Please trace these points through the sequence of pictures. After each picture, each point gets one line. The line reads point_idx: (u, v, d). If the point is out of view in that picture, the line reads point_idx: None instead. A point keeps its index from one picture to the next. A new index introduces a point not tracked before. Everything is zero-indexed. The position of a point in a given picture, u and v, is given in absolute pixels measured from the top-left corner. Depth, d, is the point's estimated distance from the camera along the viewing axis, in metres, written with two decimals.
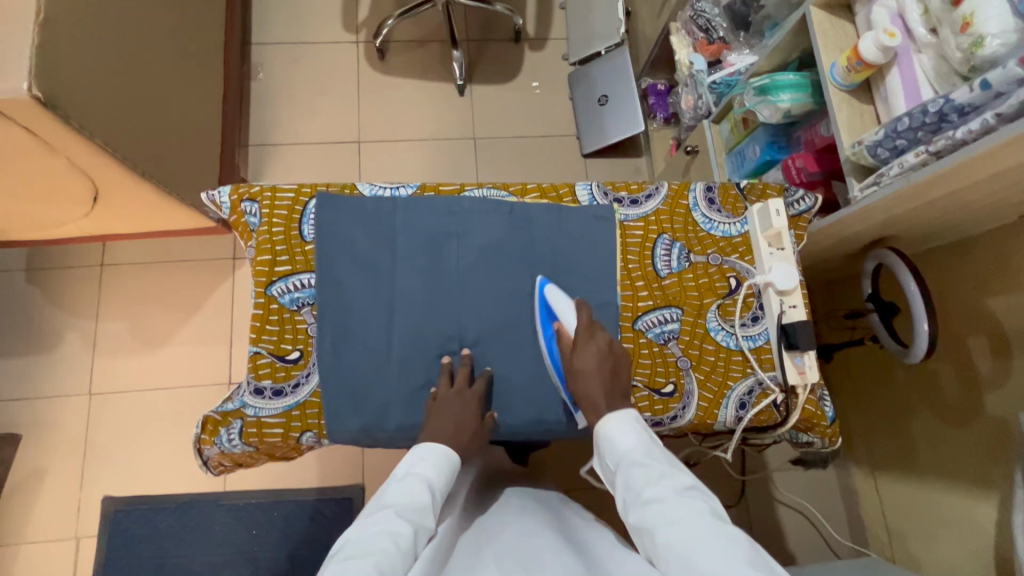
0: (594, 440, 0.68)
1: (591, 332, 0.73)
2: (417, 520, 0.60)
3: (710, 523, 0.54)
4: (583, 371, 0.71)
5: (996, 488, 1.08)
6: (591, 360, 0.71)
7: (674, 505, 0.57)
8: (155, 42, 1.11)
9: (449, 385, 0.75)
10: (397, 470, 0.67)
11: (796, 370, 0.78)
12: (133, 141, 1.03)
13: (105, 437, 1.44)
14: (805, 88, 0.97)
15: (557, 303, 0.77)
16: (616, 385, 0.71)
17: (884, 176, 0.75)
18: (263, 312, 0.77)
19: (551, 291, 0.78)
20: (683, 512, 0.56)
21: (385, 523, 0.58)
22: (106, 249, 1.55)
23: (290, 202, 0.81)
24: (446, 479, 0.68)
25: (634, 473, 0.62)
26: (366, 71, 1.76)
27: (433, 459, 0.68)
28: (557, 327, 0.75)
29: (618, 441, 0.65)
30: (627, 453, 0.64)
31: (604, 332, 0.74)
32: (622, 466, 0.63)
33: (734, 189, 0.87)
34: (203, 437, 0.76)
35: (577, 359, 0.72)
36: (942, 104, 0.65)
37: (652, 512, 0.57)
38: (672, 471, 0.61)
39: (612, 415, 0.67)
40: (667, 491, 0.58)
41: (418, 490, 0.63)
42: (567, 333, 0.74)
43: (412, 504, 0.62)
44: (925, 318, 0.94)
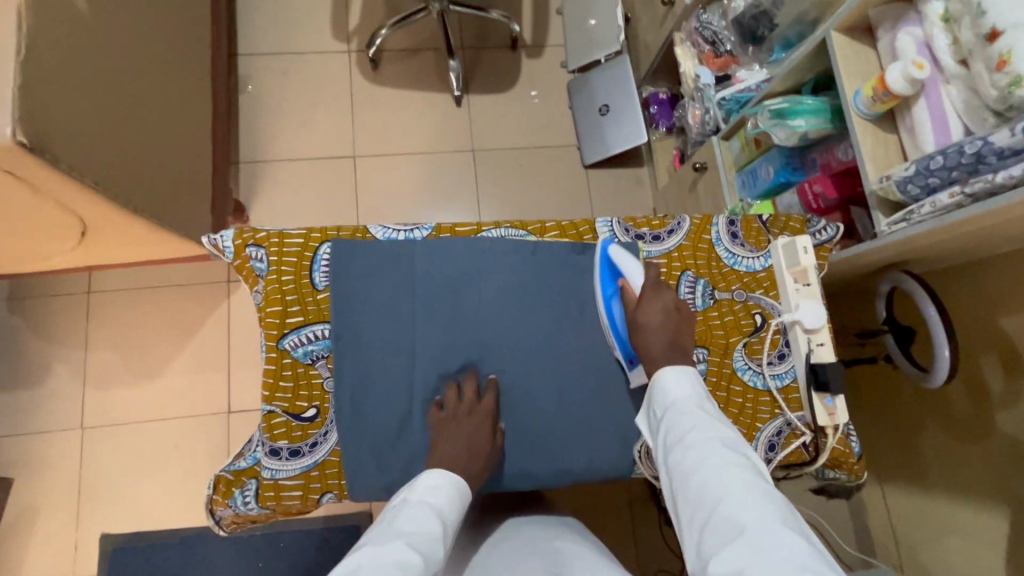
0: (649, 385, 0.69)
1: (659, 289, 0.75)
2: (427, 551, 0.56)
3: (750, 478, 0.53)
4: (647, 325, 0.73)
5: (1008, 504, 1.06)
6: (657, 314, 0.73)
7: (715, 454, 0.56)
8: (140, 66, 1.05)
9: (458, 401, 0.74)
10: (409, 497, 0.64)
11: (826, 411, 0.76)
12: (122, 176, 0.97)
13: (101, 472, 1.39)
14: (823, 113, 0.95)
15: (622, 262, 0.78)
16: (680, 340, 0.73)
17: (914, 214, 0.74)
18: (275, 367, 0.73)
19: (619, 252, 0.79)
20: (723, 463, 0.55)
21: (394, 549, 0.55)
22: (94, 276, 1.48)
23: (299, 249, 0.77)
24: (457, 514, 0.65)
25: (683, 419, 0.62)
26: (359, 82, 1.71)
27: (445, 489, 0.65)
28: (621, 285, 0.77)
29: (672, 390, 0.66)
30: (679, 402, 0.64)
31: (671, 292, 0.76)
32: (673, 411, 0.64)
33: (756, 222, 0.85)
34: (216, 499, 0.72)
35: (641, 314, 0.73)
36: (980, 145, 0.64)
37: (694, 455, 0.57)
38: (720, 426, 0.60)
39: (671, 366, 0.68)
40: (711, 440, 0.58)
41: (428, 519, 0.61)
42: (632, 290, 0.77)
43: (423, 533, 0.58)
44: (945, 344, 0.93)
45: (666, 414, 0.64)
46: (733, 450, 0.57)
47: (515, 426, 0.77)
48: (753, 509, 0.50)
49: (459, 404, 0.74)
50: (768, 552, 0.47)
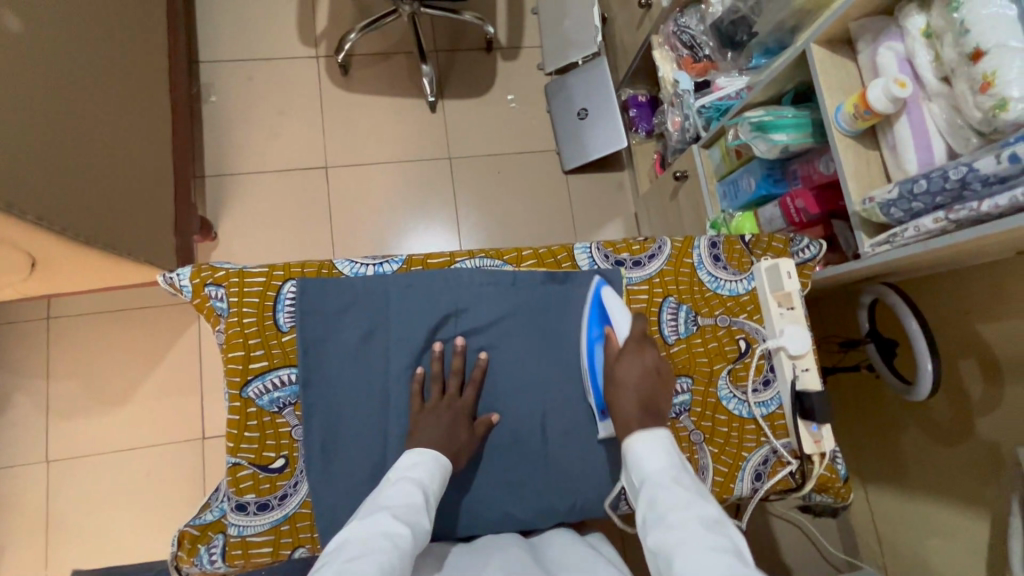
0: (623, 453, 0.66)
1: (641, 347, 0.71)
2: (413, 521, 0.57)
3: (735, 563, 0.50)
4: (622, 382, 0.69)
5: (989, 508, 1.07)
6: (634, 372, 0.70)
7: (698, 537, 0.53)
8: (83, 85, 0.98)
9: (440, 395, 0.72)
10: (390, 475, 0.63)
11: (812, 438, 0.75)
12: (69, 206, 0.92)
13: (69, 507, 1.33)
14: (804, 127, 0.94)
15: (610, 307, 0.75)
16: (654, 404, 0.69)
17: (897, 237, 0.72)
18: (240, 417, 0.69)
19: (608, 294, 0.76)
20: (708, 546, 0.52)
21: (380, 530, 0.55)
22: (53, 301, 1.41)
23: (261, 287, 0.72)
24: (441, 483, 0.64)
25: (661, 495, 0.59)
26: (329, 89, 1.64)
27: (426, 463, 0.64)
28: (606, 333, 0.74)
29: (647, 460, 0.63)
30: (654, 477, 0.61)
31: (654, 349, 0.72)
32: (649, 485, 0.60)
33: (739, 243, 0.83)
34: (181, 556, 0.68)
35: (619, 367, 0.70)
36: (965, 172, 0.62)
37: (671, 541, 0.54)
38: (700, 502, 0.57)
39: (644, 433, 0.65)
40: (692, 521, 0.55)
41: (411, 491, 0.60)
42: (615, 341, 0.73)
43: (409, 506, 0.59)
44: (927, 358, 0.92)
45: (643, 487, 0.61)
46: (717, 531, 0.54)
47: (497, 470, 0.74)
48: None
49: (442, 397, 0.72)
50: None
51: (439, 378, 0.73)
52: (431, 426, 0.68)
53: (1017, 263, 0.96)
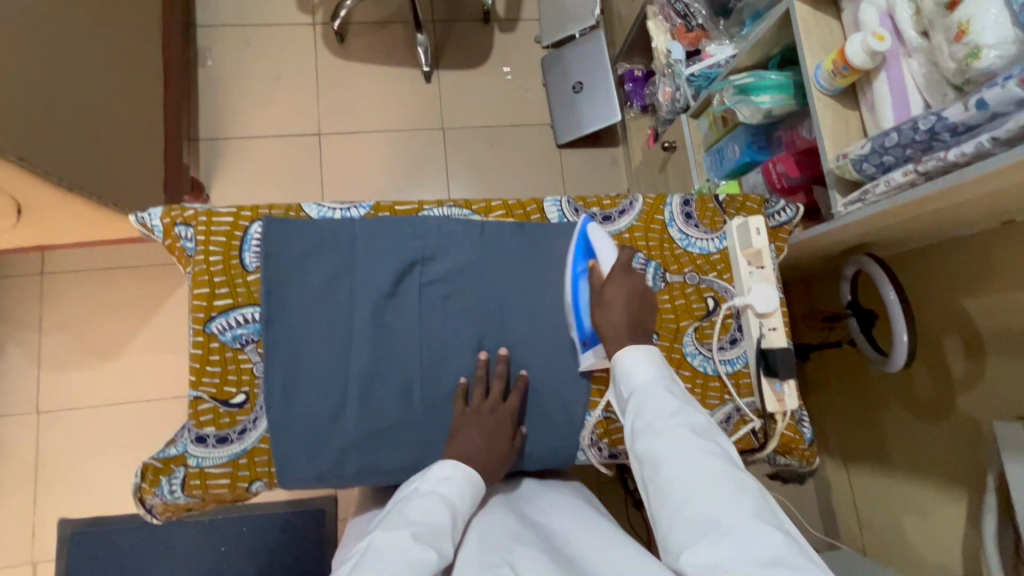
0: (612, 363, 0.66)
1: (630, 272, 0.71)
2: (439, 545, 0.56)
3: (720, 469, 0.53)
4: (612, 304, 0.69)
5: (967, 487, 1.06)
6: (621, 297, 0.69)
7: (687, 442, 0.56)
8: (72, 37, 1.00)
9: (484, 397, 0.72)
10: (420, 486, 0.63)
11: (775, 397, 0.75)
12: (53, 151, 0.93)
13: (57, 457, 1.36)
14: (787, 89, 0.92)
15: (598, 241, 0.73)
16: (641, 326, 0.69)
17: (868, 194, 0.71)
18: (202, 351, 0.70)
19: (595, 232, 0.74)
20: (697, 453, 0.55)
21: (401, 548, 0.54)
22: (47, 256, 1.43)
23: (228, 228, 0.73)
24: (471, 502, 0.64)
25: (651, 403, 0.60)
26: (325, 56, 1.64)
27: (458, 481, 0.64)
28: (591, 265, 0.73)
29: (638, 372, 0.64)
30: (645, 385, 0.62)
31: (640, 276, 0.72)
32: (640, 394, 0.62)
33: (712, 202, 0.82)
34: (143, 487, 0.69)
35: (607, 293, 0.70)
36: (934, 121, 0.61)
37: (662, 445, 0.56)
38: (689, 410, 0.59)
39: (635, 348, 0.65)
40: (682, 427, 0.57)
41: (439, 509, 0.60)
42: (600, 273, 0.72)
43: (434, 526, 0.58)
44: (904, 328, 0.91)
45: (633, 397, 0.62)
46: (705, 438, 0.56)
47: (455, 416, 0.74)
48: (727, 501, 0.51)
49: (484, 399, 0.72)
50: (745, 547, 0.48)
51: (483, 380, 0.73)
52: (476, 433, 0.68)
53: (1001, 235, 0.94)
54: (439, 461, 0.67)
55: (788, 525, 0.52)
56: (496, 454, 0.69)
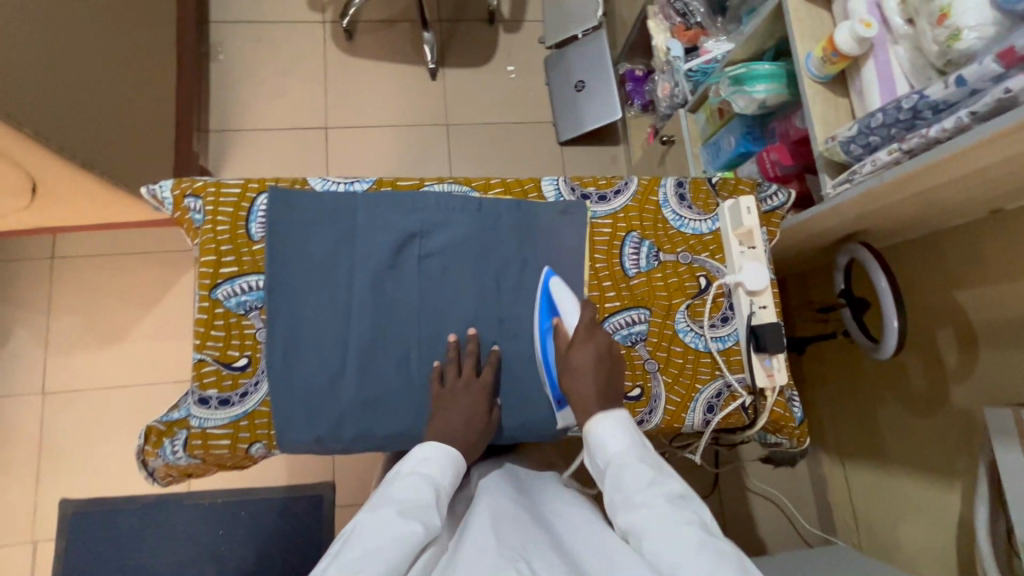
0: (583, 436, 0.68)
1: (592, 331, 0.72)
2: (425, 518, 0.58)
3: (699, 533, 0.54)
4: (580, 369, 0.70)
5: (960, 479, 1.07)
6: (588, 358, 0.71)
7: (666, 511, 0.57)
8: (89, 22, 1.04)
9: (458, 374, 0.73)
10: (401, 468, 0.65)
11: (765, 372, 0.77)
12: (67, 130, 0.96)
13: (61, 438, 1.38)
14: (780, 78, 0.94)
15: (560, 299, 0.76)
16: (610, 386, 0.70)
17: (856, 174, 0.73)
18: (207, 316, 0.72)
19: (557, 285, 0.77)
20: (675, 522, 0.56)
21: (390, 525, 0.56)
22: (58, 241, 1.47)
23: (235, 199, 0.75)
24: (452, 479, 0.67)
25: (627, 476, 0.62)
26: (333, 53, 1.68)
27: (437, 458, 0.66)
28: (555, 324, 0.74)
29: (609, 443, 0.65)
30: (618, 455, 0.64)
31: (604, 331, 0.74)
32: (614, 466, 0.63)
33: (705, 185, 0.84)
34: (147, 448, 0.71)
35: (573, 356, 0.71)
36: (916, 100, 0.63)
37: (642, 515, 0.57)
38: (663, 479, 0.61)
39: (604, 413, 0.67)
40: (659, 497, 0.59)
41: (421, 487, 0.62)
42: (565, 331, 0.74)
43: (417, 501, 0.60)
44: (894, 314, 0.91)
45: (608, 470, 0.63)
46: (680, 507, 0.58)
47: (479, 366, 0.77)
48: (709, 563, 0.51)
49: (458, 376, 0.73)
50: None
51: (455, 361, 0.74)
52: (456, 411, 0.71)
53: (991, 224, 0.96)
54: (416, 445, 0.69)
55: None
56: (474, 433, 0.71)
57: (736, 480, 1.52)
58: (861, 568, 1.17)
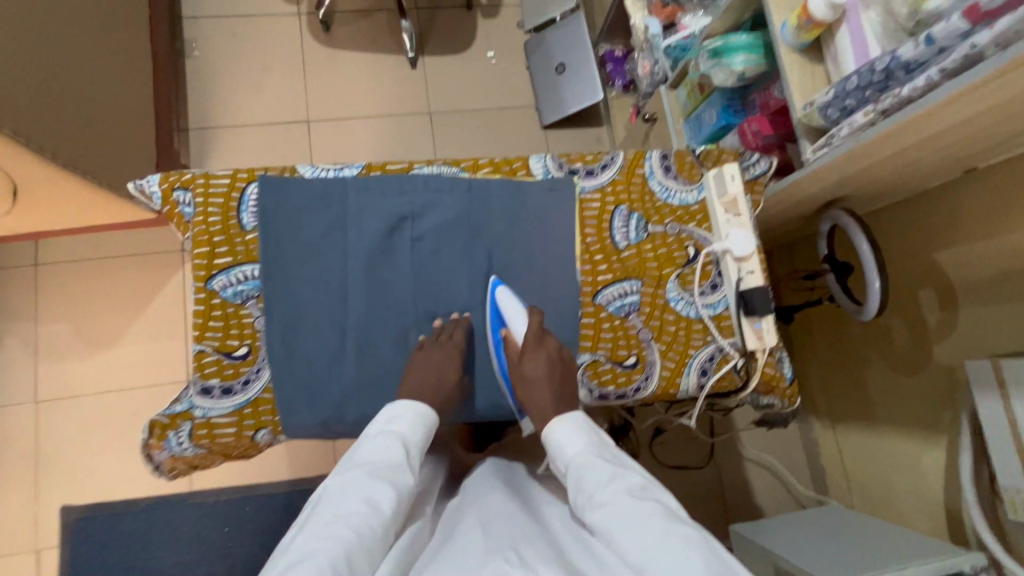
0: (544, 443, 0.66)
1: (540, 340, 0.72)
2: (394, 479, 0.58)
3: (664, 523, 0.52)
4: (532, 378, 0.70)
5: (944, 433, 1.11)
6: (541, 367, 0.70)
7: (628, 506, 0.54)
8: (64, 20, 1.02)
9: (431, 338, 0.75)
10: (369, 430, 0.64)
11: (755, 335, 0.79)
12: (45, 130, 0.95)
13: (57, 445, 1.38)
14: (758, 50, 0.96)
15: (507, 311, 0.75)
16: (565, 392, 0.71)
17: (834, 137, 0.75)
18: (205, 308, 0.73)
19: (504, 297, 0.76)
20: (637, 516, 0.53)
21: (360, 487, 0.56)
22: (40, 248, 1.45)
23: (225, 189, 0.75)
24: (423, 436, 0.66)
25: (587, 476, 0.59)
26: (311, 45, 1.67)
27: (406, 417, 0.65)
28: (503, 335, 0.74)
29: (569, 444, 0.64)
30: (577, 457, 0.62)
31: (554, 339, 0.74)
32: (574, 468, 0.61)
33: (690, 156, 0.85)
34: (152, 442, 0.72)
35: (524, 366, 0.71)
36: (888, 61, 0.65)
37: (605, 515, 0.55)
38: (625, 473, 0.59)
39: (560, 418, 0.66)
40: (620, 492, 0.56)
41: (391, 446, 0.62)
42: (514, 341, 0.73)
43: (387, 461, 0.60)
44: (876, 276, 0.94)
45: (569, 472, 0.62)
46: (642, 499, 0.55)
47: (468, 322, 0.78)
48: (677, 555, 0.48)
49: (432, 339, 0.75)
50: None
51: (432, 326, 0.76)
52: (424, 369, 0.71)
53: (966, 186, 0.99)
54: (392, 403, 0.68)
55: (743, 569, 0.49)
56: (444, 397, 0.72)
57: (731, 450, 1.55)
58: (854, 524, 1.22)
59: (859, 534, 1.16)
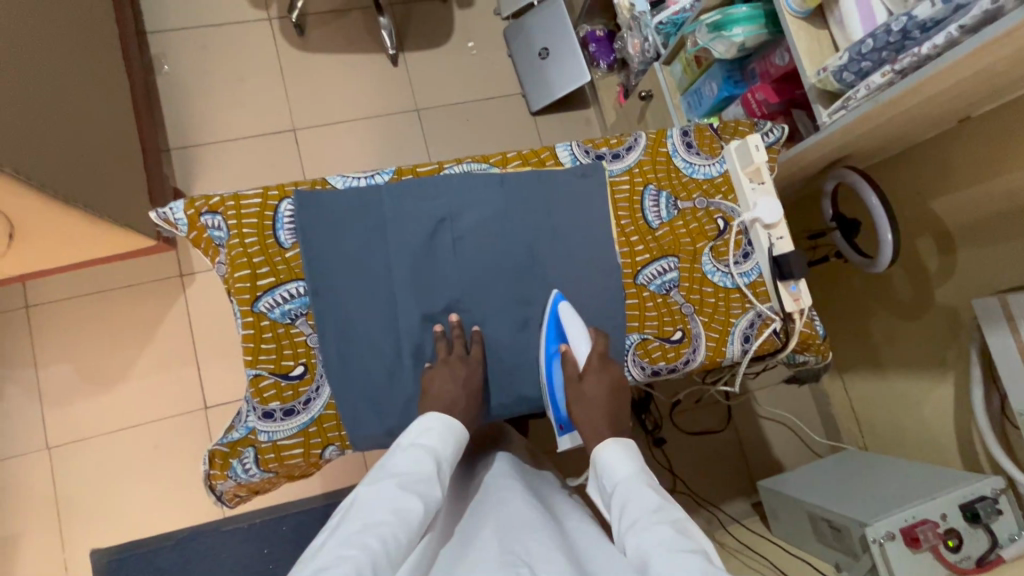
0: (594, 462, 0.69)
1: (605, 365, 0.74)
2: (424, 492, 0.59)
3: (699, 559, 0.50)
4: (591, 399, 0.73)
5: (951, 369, 1.17)
6: (601, 390, 0.73)
7: (665, 534, 0.54)
8: (42, 45, 0.97)
9: (447, 353, 0.73)
10: (402, 440, 0.64)
11: (791, 298, 0.82)
12: (40, 166, 0.90)
13: (77, 490, 1.33)
14: (758, 19, 0.97)
15: (570, 327, 0.76)
16: (616, 416, 0.73)
17: (851, 99, 0.79)
18: (255, 331, 0.72)
19: (566, 312, 0.77)
20: (673, 545, 0.52)
21: (390, 497, 0.56)
22: (30, 289, 1.38)
23: (258, 209, 0.73)
24: (453, 449, 0.66)
25: (631, 499, 0.61)
26: (286, 50, 1.62)
27: (438, 430, 0.66)
28: (562, 352, 0.76)
29: (617, 468, 0.66)
30: (625, 480, 0.64)
31: (616, 366, 0.76)
32: (620, 489, 0.63)
33: (708, 130, 0.87)
34: (214, 473, 0.71)
35: (586, 385, 0.74)
36: (905, 21, 0.68)
37: (642, 534, 0.55)
38: (668, 506, 0.59)
39: (615, 442, 0.69)
40: (659, 520, 0.56)
41: (422, 459, 0.62)
42: (574, 359, 0.75)
43: (417, 474, 0.60)
44: (887, 228, 0.98)
45: (615, 492, 0.63)
46: (681, 532, 0.54)
47: (481, 334, 0.77)
48: None
49: (449, 355, 0.73)
50: None
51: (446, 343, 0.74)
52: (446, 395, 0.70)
53: (958, 134, 1.04)
54: (421, 413, 0.69)
55: None
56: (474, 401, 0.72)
57: (748, 410, 1.61)
58: (875, 463, 1.28)
59: (883, 472, 1.22)
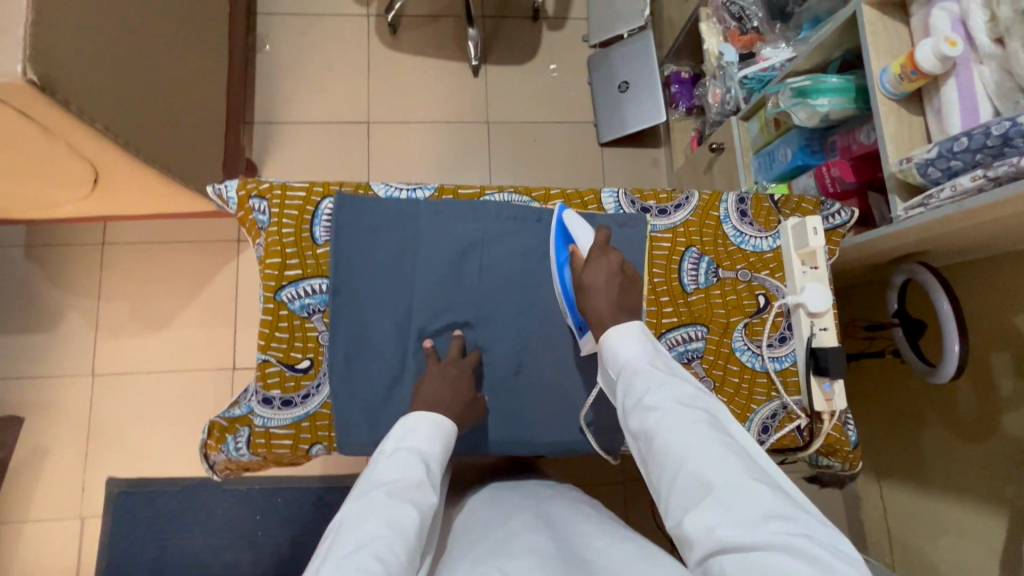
0: (599, 343, 0.66)
1: (605, 250, 0.71)
2: (417, 499, 0.58)
3: (709, 432, 0.55)
4: (592, 287, 0.69)
5: (1007, 506, 1.03)
6: (601, 277, 0.69)
7: (678, 414, 0.57)
8: (159, 15, 1.06)
9: (437, 363, 0.72)
10: (387, 446, 0.63)
11: (824, 396, 0.75)
12: (130, 126, 0.98)
13: (107, 420, 1.43)
14: (849, 92, 0.91)
15: (575, 228, 0.75)
16: (627, 303, 0.69)
17: (932, 197, 0.72)
18: (272, 318, 0.75)
19: (571, 216, 0.77)
20: (685, 426, 0.56)
21: (381, 510, 0.55)
22: (109, 229, 1.51)
23: (301, 201, 0.76)
24: (442, 448, 0.65)
25: (638, 380, 0.61)
26: (376, 48, 1.68)
27: (425, 430, 0.64)
28: (570, 250, 0.74)
29: (622, 347, 0.64)
30: (630, 362, 0.62)
31: (617, 252, 0.73)
32: (625, 372, 0.62)
33: (767, 201, 0.82)
34: (210, 443, 0.74)
35: (587, 274, 0.70)
36: (1007, 126, 0.62)
37: (652, 418, 0.57)
38: (675, 381, 0.60)
39: (616, 327, 0.65)
40: (668, 399, 0.58)
41: (413, 463, 0.60)
42: (579, 254, 0.74)
43: (409, 478, 0.59)
44: (955, 339, 0.88)
45: (620, 377, 0.63)
46: (691, 406, 0.58)
47: (481, 358, 0.76)
48: (719, 462, 0.52)
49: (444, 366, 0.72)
50: (735, 510, 0.49)
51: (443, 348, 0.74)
52: None
53: None
54: (406, 416, 0.67)
55: (777, 476, 0.55)
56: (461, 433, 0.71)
57: None
58: None
59: None
